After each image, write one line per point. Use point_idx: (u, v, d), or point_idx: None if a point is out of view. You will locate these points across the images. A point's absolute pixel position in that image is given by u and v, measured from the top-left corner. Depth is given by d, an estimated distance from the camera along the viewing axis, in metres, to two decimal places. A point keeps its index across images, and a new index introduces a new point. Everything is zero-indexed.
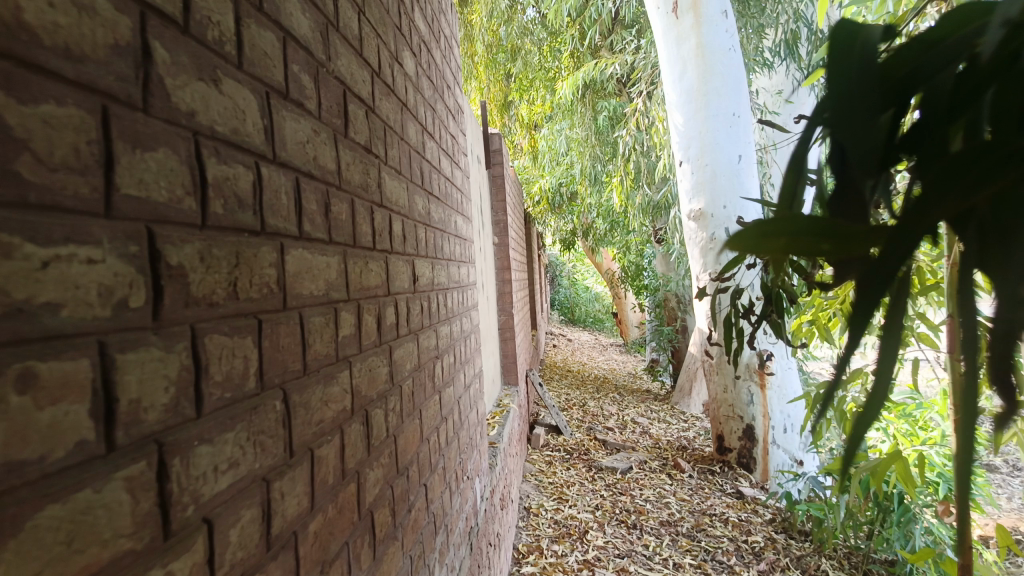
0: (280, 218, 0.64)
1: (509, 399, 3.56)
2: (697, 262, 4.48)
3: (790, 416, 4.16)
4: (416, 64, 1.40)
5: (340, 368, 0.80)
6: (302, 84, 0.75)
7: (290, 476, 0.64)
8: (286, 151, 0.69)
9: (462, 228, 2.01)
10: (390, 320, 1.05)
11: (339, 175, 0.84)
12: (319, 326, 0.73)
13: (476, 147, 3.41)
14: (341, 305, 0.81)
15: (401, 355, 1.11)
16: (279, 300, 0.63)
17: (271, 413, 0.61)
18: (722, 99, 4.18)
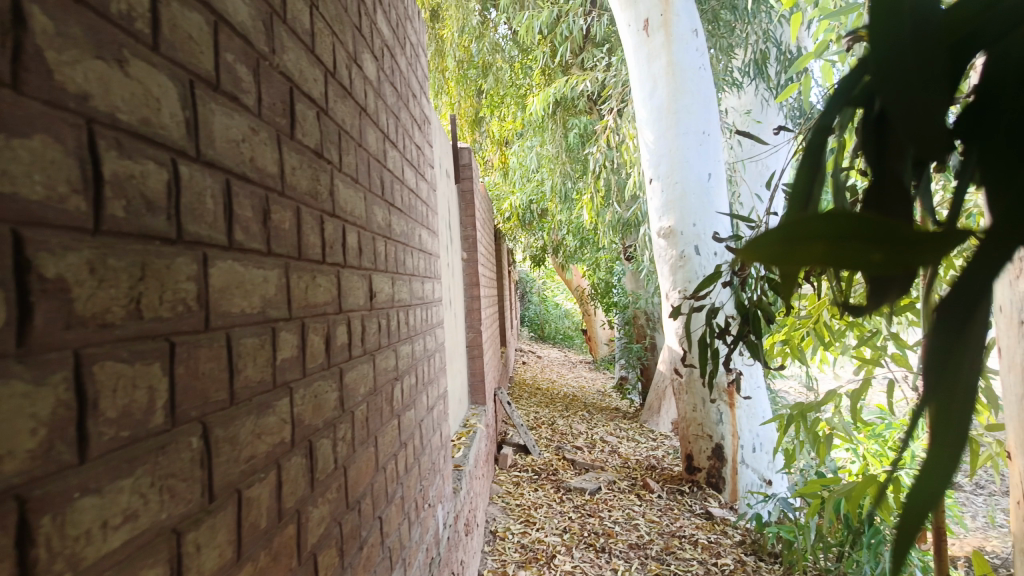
0: (198, 223, 0.56)
1: (476, 419, 3.46)
2: (666, 279, 4.44)
3: (759, 436, 4.14)
4: (379, 64, 1.35)
5: (277, 400, 0.71)
6: (236, 75, 0.66)
7: (207, 530, 0.55)
8: (215, 149, 0.61)
9: (428, 245, 1.91)
10: (341, 341, 0.96)
11: (283, 178, 0.77)
12: (248, 355, 0.64)
13: (444, 160, 3.33)
14: (281, 326, 0.73)
15: (353, 380, 1.02)
16: (196, 320, 0.54)
17: (186, 452, 0.52)
18: (692, 117, 4.17)
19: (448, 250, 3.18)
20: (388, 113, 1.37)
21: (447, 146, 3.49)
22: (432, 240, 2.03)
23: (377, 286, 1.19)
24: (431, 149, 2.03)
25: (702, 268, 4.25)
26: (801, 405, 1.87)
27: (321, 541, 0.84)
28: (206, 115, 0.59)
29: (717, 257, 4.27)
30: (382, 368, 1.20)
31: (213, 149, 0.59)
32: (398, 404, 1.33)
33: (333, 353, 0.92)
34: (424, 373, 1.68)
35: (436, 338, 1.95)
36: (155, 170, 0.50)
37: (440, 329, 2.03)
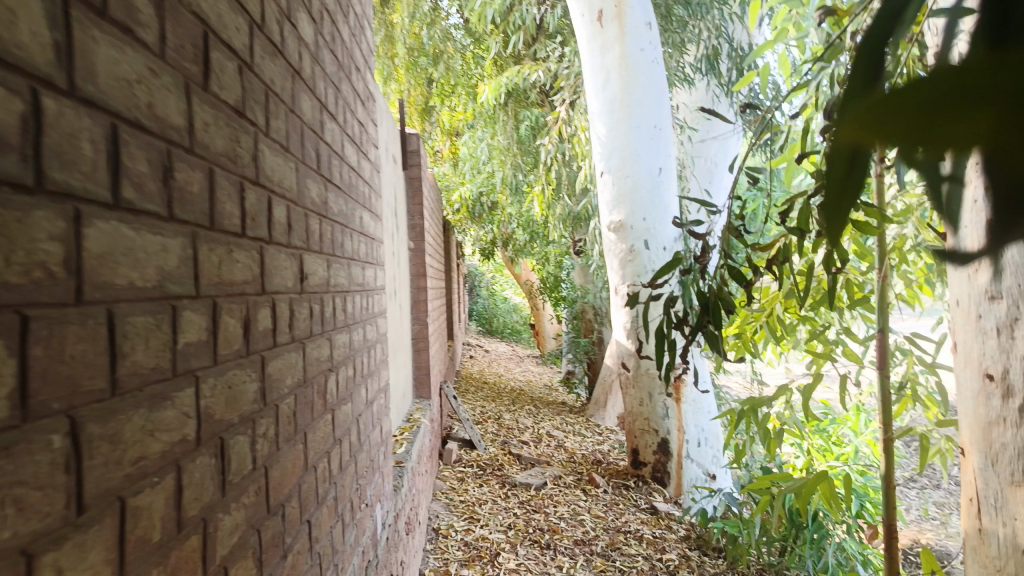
0: (70, 174, 0.46)
1: (420, 414, 3.35)
2: (615, 274, 4.39)
3: (704, 430, 4.14)
4: (316, 30, 1.24)
5: (178, 388, 0.61)
6: (131, 3, 0.55)
7: (76, 552, 0.45)
8: (97, 85, 0.50)
9: (371, 230, 1.78)
10: (263, 326, 0.85)
11: (191, 133, 0.66)
12: (139, 334, 0.54)
13: (391, 145, 3.20)
14: (184, 305, 0.62)
15: (279, 371, 0.91)
16: (60, 293, 0.44)
17: (44, 456, 0.42)
18: (644, 111, 4.14)
19: (393, 238, 3.05)
20: (324, 82, 1.26)
21: (394, 131, 3.36)
22: (376, 225, 1.91)
23: (307, 267, 1.08)
24: (375, 127, 1.92)
25: (652, 263, 4.21)
26: (752, 400, 1.83)
27: (235, 552, 0.73)
28: (83, 40, 0.48)
29: (666, 252, 4.23)
30: (313, 358, 1.09)
31: (89, 79, 0.49)
32: (332, 398, 1.23)
33: (252, 339, 0.81)
34: (362, 366, 1.57)
35: (378, 328, 1.84)
36: (5, 95, 0.40)
37: (382, 319, 1.92)
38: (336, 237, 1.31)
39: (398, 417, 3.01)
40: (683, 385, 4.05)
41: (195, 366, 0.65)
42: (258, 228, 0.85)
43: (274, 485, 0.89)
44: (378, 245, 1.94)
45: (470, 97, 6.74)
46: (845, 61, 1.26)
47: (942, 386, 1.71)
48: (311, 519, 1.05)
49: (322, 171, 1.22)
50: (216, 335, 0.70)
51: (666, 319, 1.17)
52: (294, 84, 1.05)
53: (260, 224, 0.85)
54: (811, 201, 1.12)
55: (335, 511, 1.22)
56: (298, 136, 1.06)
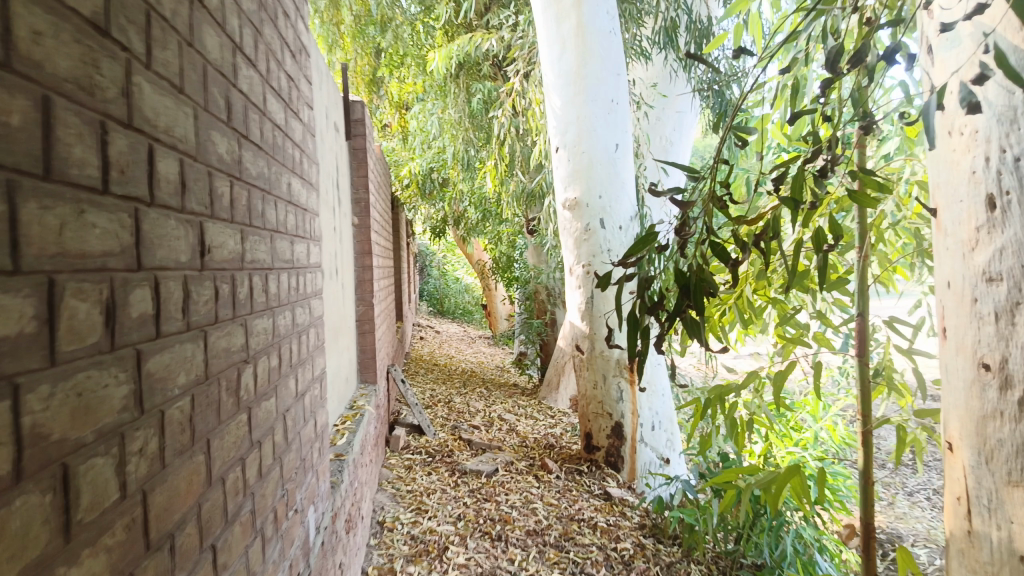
0: None
1: (365, 400, 3.16)
2: (569, 253, 4.22)
3: (658, 413, 4.07)
4: None
5: None
6: None
7: None
8: None
9: (303, 200, 1.57)
10: (138, 311, 0.66)
11: (13, 46, 0.47)
12: None
13: (332, 111, 2.96)
14: None
15: (165, 367, 0.72)
16: None
17: None
18: (601, 85, 3.98)
19: (334, 213, 2.83)
20: (236, 16, 1.05)
21: (336, 97, 3.12)
22: (311, 196, 1.70)
23: (210, 238, 0.88)
24: (309, 85, 1.71)
25: (607, 243, 4.05)
26: (718, 390, 1.70)
27: None
28: None
29: (622, 232, 4.08)
30: (218, 348, 0.90)
31: None
32: (249, 392, 1.04)
33: (118, 329, 0.62)
34: (291, 356, 1.37)
35: (312, 310, 1.63)
36: None
37: (316, 302, 1.72)
38: (253, 204, 1.11)
39: (341, 404, 2.82)
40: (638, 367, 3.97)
41: (10, 372, 0.46)
42: (132, 183, 0.65)
43: (157, 512, 0.70)
44: (313, 216, 1.73)
45: (420, 68, 6.47)
46: (841, 9, 1.10)
47: (919, 375, 1.61)
48: (216, 543, 0.87)
49: (233, 124, 1.01)
50: (53, 326, 0.51)
51: (638, 305, 1.01)
52: (192, 10, 0.85)
53: (135, 179, 0.66)
54: (805, 166, 0.96)
55: (251, 527, 1.03)
56: (195, 74, 0.85)
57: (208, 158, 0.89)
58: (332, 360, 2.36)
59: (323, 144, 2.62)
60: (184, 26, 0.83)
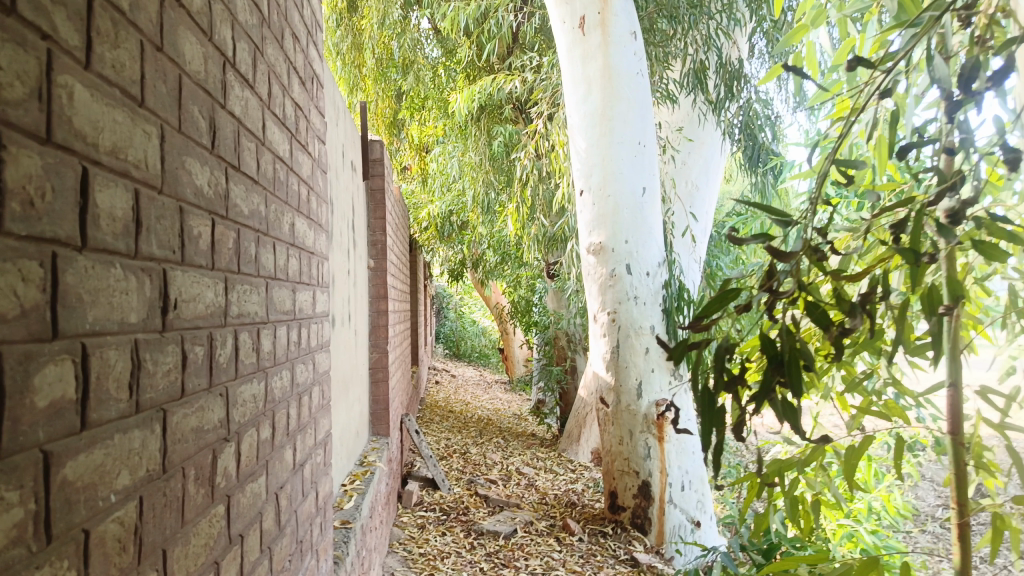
0: None
1: (376, 456, 2.95)
2: (594, 300, 4.00)
3: (688, 472, 3.84)
4: None
5: None
6: None
7: None
8: None
9: (308, 242, 1.39)
10: (52, 400, 0.47)
11: None
12: None
13: (349, 150, 2.82)
14: None
15: (98, 470, 0.53)
16: None
17: None
18: (627, 126, 3.84)
19: (348, 256, 2.66)
20: (230, 26, 0.90)
21: (354, 134, 2.99)
22: (319, 238, 1.52)
23: (179, 290, 0.70)
24: (320, 115, 1.55)
25: (634, 289, 3.84)
26: (777, 463, 1.47)
27: None
28: None
29: (650, 278, 3.87)
30: (186, 429, 0.71)
31: None
32: (229, 479, 0.85)
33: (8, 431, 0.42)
34: (287, 423, 1.17)
35: (316, 365, 1.44)
36: None
37: (322, 357, 1.53)
38: (245, 247, 0.94)
39: (350, 461, 2.61)
40: (666, 423, 3.75)
41: None
42: (45, 221, 0.47)
43: None
44: (321, 261, 1.55)
45: (440, 110, 6.40)
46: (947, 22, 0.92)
47: (1015, 451, 1.37)
48: None
49: (217, 152, 0.84)
50: None
51: (707, 392, 0.82)
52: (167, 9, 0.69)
53: (53, 212, 0.48)
54: (926, 208, 0.77)
55: None
56: (163, 86, 0.69)
57: (182, 191, 0.72)
58: (339, 417, 2.16)
59: (338, 184, 2.47)
60: (152, 24, 0.66)
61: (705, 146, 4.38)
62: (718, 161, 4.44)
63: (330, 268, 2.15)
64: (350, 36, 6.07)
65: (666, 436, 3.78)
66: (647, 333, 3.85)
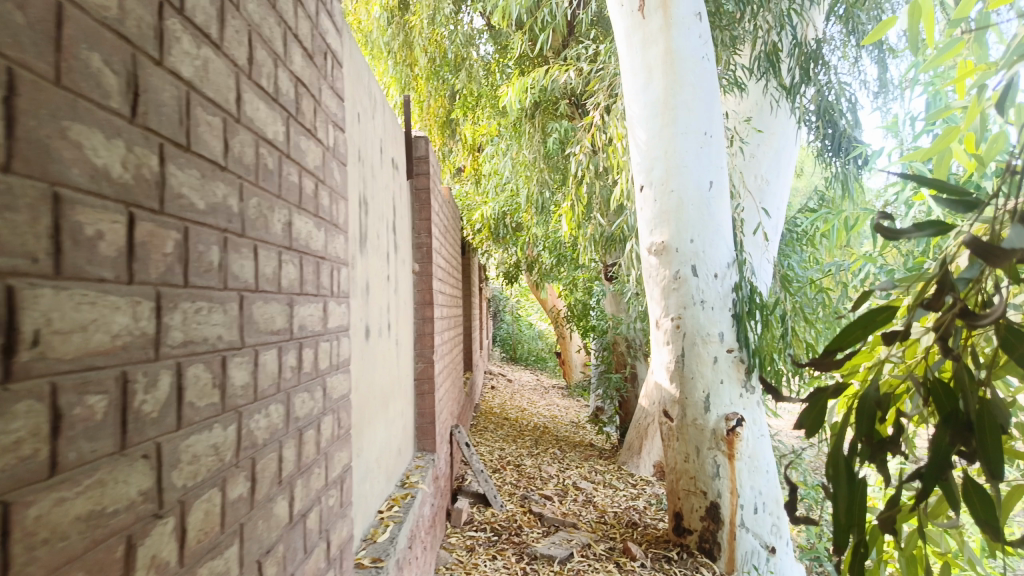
0: None
1: (420, 474, 2.73)
2: (656, 304, 3.70)
3: (762, 494, 3.49)
4: None
5: None
6: None
7: None
8: None
9: (316, 242, 1.15)
10: None
11: None
12: None
13: (389, 146, 2.61)
14: None
15: None
16: None
17: None
18: (692, 116, 3.52)
19: (386, 260, 2.44)
20: None
21: (396, 129, 2.78)
22: (333, 240, 1.28)
23: (48, 319, 0.47)
24: (335, 96, 1.33)
25: (700, 293, 3.52)
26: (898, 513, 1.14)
27: None
28: None
29: (718, 280, 3.55)
30: (63, 520, 0.49)
31: None
32: (163, 570, 0.62)
33: None
34: (276, 469, 0.94)
35: (327, 389, 1.21)
36: None
37: (339, 378, 1.30)
38: (196, 251, 0.70)
39: (388, 483, 2.39)
40: (737, 440, 3.42)
41: None
42: None
43: None
44: (339, 266, 1.32)
45: (494, 108, 6.18)
46: None
47: None
48: None
49: (142, 123, 0.61)
50: None
51: (867, 443, 0.75)
52: None
53: None
54: None
55: None
56: (17, 13, 0.45)
57: (54, 171, 0.49)
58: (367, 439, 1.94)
59: (373, 180, 2.25)
60: None
61: (776, 137, 4.00)
62: (792, 153, 4.07)
63: (358, 273, 1.92)
64: (401, 34, 5.92)
65: (737, 454, 3.44)
66: (716, 341, 3.52)
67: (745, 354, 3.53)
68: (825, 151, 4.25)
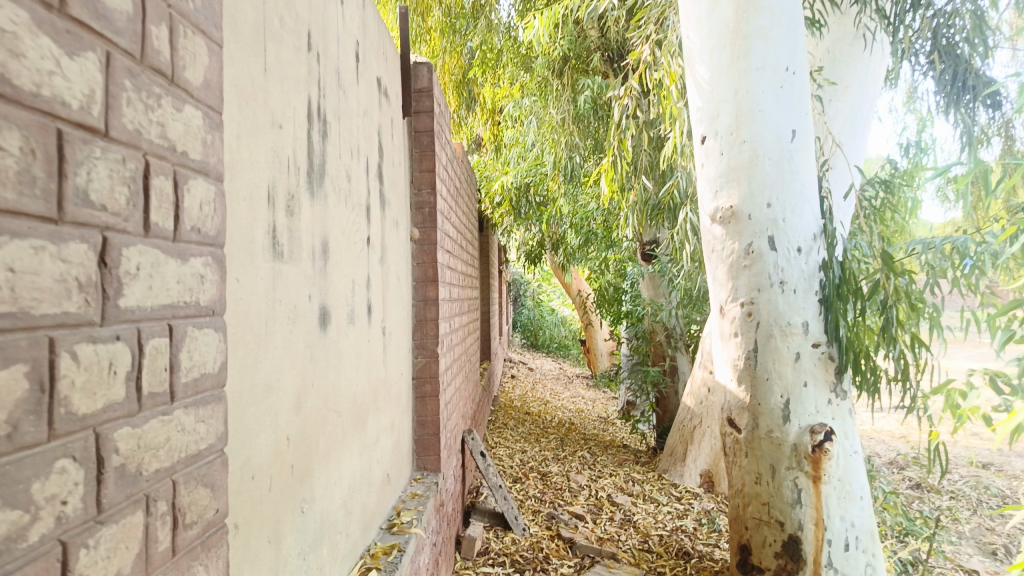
0: None
1: (416, 508, 2.01)
2: (720, 287, 2.97)
3: (856, 526, 2.73)
4: None
5: None
6: None
7: None
8: None
9: (46, 77, 0.43)
10: None
11: None
12: None
13: (372, 59, 1.87)
14: None
15: None
16: None
17: None
18: (771, 45, 2.75)
19: (365, 216, 1.72)
20: None
21: (385, 39, 2.03)
22: (151, 102, 0.56)
23: None
24: None
25: (779, 272, 2.77)
26: None
27: None
28: None
29: (801, 256, 2.79)
30: None
31: None
32: None
33: None
34: None
35: (116, 453, 0.50)
36: None
37: (177, 421, 0.58)
38: None
39: (367, 532, 1.68)
40: (826, 458, 2.67)
41: None
42: None
43: None
44: (178, 172, 0.60)
45: (518, 65, 5.43)
46: None
47: None
48: None
49: None
50: None
51: None
52: None
53: None
54: None
55: None
56: None
57: None
58: (303, 491, 1.21)
59: (340, 96, 1.51)
60: None
61: (852, 91, 3.25)
62: (871, 104, 3.32)
63: (299, 224, 1.21)
64: None
65: (824, 476, 2.70)
66: (798, 333, 2.77)
67: (835, 351, 2.78)
68: (940, 95, 3.66)
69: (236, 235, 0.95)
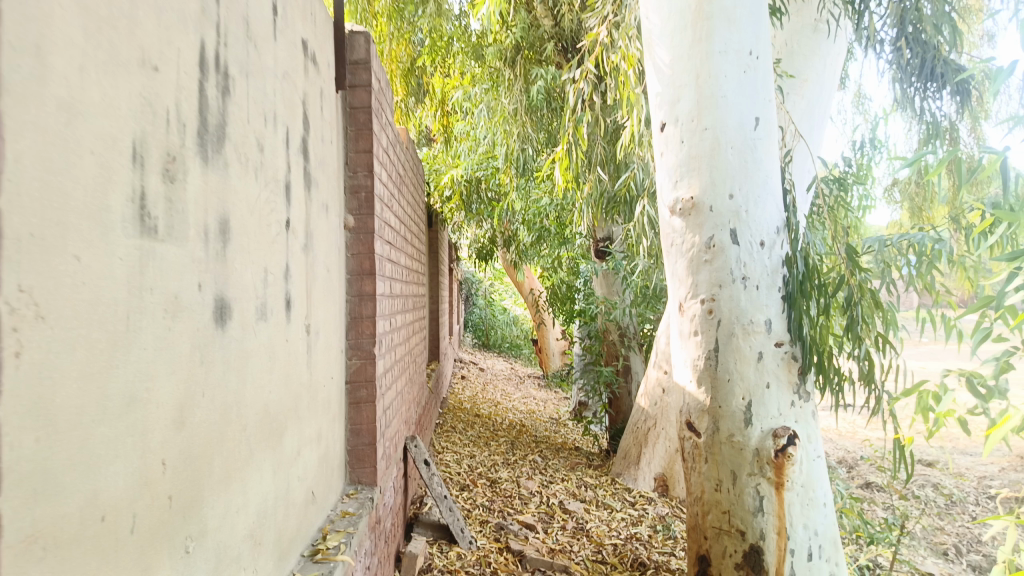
0: None
1: (346, 530, 1.78)
2: (680, 283, 2.80)
3: (818, 534, 2.60)
4: None
5: None
6: None
7: None
8: None
9: None
10: None
11: None
12: None
13: (295, 15, 1.63)
14: None
15: None
16: None
17: None
18: (733, 27, 2.61)
19: (284, 195, 1.48)
20: None
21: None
22: None
23: None
24: None
25: (741, 268, 2.62)
26: None
27: None
28: None
29: (764, 250, 2.65)
30: None
31: None
32: None
33: None
34: None
35: None
36: None
37: None
38: None
39: (284, 562, 1.44)
40: (789, 463, 2.53)
41: None
42: None
43: None
44: None
45: (469, 53, 5.21)
46: None
47: None
48: None
49: None
50: None
51: None
52: None
53: None
54: None
55: None
56: None
57: None
58: (187, 528, 0.98)
59: (250, 50, 1.28)
60: None
61: (810, 84, 3.14)
62: (829, 97, 3.22)
63: (184, 195, 0.97)
64: None
65: (787, 482, 2.55)
66: (761, 331, 2.62)
67: (799, 350, 2.65)
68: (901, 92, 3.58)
69: (71, 198, 0.71)
